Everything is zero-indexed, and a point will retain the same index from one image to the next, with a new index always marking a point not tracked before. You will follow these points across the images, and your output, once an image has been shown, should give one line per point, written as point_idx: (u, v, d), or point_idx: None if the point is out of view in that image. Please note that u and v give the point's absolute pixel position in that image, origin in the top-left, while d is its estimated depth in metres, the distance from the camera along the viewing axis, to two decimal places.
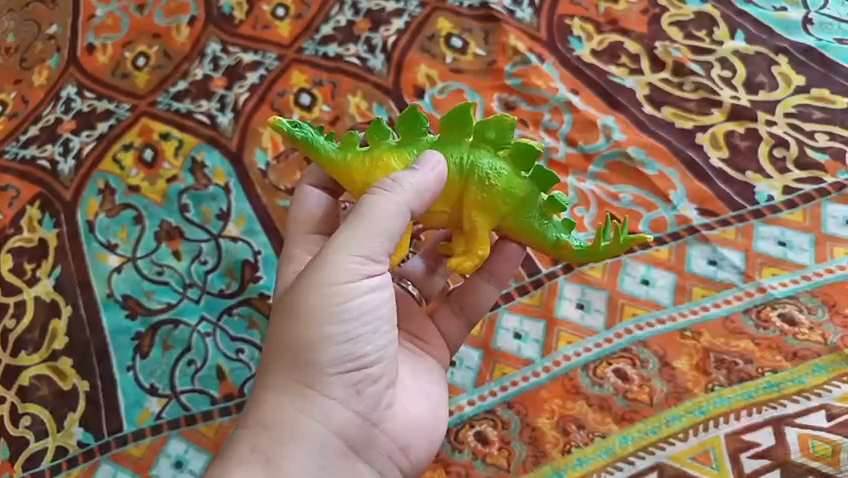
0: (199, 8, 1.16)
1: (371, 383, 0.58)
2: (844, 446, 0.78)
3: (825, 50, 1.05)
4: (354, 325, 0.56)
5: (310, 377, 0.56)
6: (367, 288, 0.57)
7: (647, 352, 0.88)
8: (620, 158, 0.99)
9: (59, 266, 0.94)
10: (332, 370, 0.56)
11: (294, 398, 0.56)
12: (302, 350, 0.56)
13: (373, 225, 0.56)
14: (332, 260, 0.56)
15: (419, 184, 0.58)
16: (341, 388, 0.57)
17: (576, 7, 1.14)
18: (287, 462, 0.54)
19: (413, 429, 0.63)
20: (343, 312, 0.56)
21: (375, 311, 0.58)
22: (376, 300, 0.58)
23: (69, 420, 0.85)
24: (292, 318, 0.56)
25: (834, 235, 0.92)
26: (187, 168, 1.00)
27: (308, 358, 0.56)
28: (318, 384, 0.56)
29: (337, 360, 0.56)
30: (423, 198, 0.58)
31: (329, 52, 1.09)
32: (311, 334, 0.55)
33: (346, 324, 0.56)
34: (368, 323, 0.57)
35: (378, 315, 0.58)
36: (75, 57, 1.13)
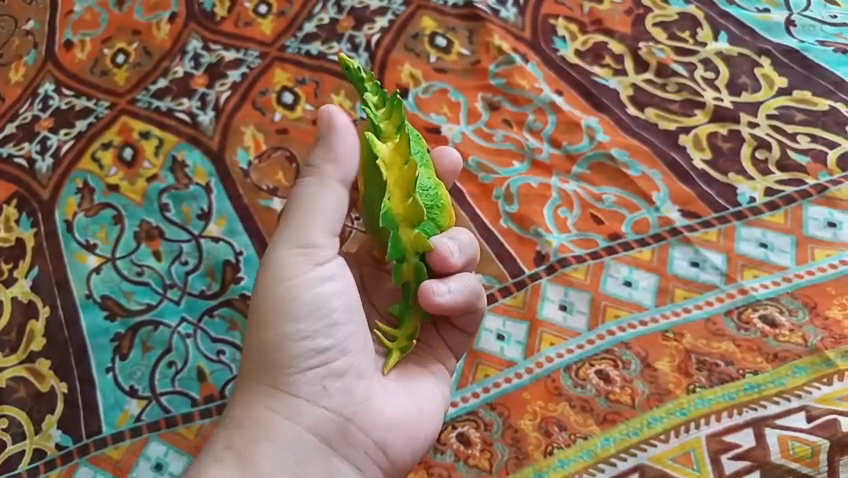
0: (180, 3, 1.14)
1: (337, 374, 0.58)
2: (823, 447, 0.78)
3: (807, 52, 1.06)
4: (311, 320, 0.58)
5: (274, 376, 0.58)
6: (315, 278, 0.58)
7: (629, 354, 0.87)
8: (603, 159, 1.00)
9: (36, 266, 0.93)
10: (294, 366, 0.57)
11: (264, 398, 0.57)
12: (265, 350, 0.58)
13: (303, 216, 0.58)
14: (278, 259, 0.58)
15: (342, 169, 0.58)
16: (308, 384, 0.57)
17: (559, 6, 1.14)
18: (261, 459, 0.55)
19: (396, 426, 0.60)
20: (296, 305, 0.58)
21: (332, 302, 0.59)
22: (332, 292, 0.59)
23: (47, 422, 0.83)
24: (253, 324, 0.59)
25: (815, 236, 0.92)
26: (168, 167, 0.99)
27: (270, 356, 0.58)
28: (284, 383, 0.57)
29: (299, 355, 0.57)
30: (345, 170, 0.58)
31: (312, 51, 1.08)
32: (267, 332, 0.58)
33: (302, 320, 0.58)
34: (328, 317, 0.58)
35: (335, 307, 0.59)
36: (53, 53, 1.11)
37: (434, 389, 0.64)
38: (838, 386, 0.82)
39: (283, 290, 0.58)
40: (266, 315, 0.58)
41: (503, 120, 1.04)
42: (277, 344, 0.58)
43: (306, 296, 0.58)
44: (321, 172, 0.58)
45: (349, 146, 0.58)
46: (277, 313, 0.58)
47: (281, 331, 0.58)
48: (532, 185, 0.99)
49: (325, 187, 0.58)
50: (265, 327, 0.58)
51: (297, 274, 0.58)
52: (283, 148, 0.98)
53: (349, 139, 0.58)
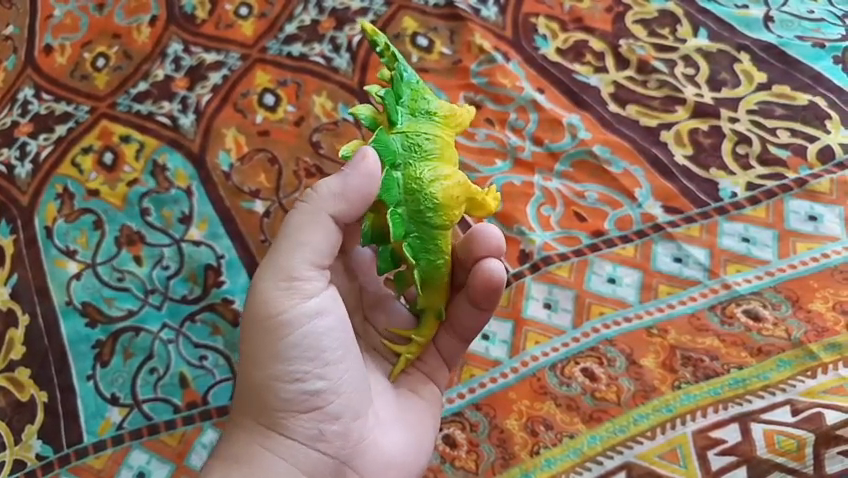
0: (160, 6, 1.13)
1: (332, 416, 0.57)
2: (808, 441, 0.78)
3: (786, 47, 1.06)
4: (301, 364, 0.56)
5: (267, 417, 0.57)
6: (306, 317, 0.56)
7: (615, 351, 0.87)
8: (584, 157, 1.00)
9: (16, 273, 0.91)
10: (286, 409, 0.56)
11: (259, 436, 0.57)
12: (257, 393, 0.56)
13: (293, 244, 0.56)
14: (262, 295, 0.56)
15: (344, 187, 0.54)
16: (301, 425, 0.57)
17: (539, 5, 1.14)
18: None
19: (389, 460, 0.61)
20: (283, 347, 0.56)
21: (322, 342, 0.56)
22: (325, 331, 0.57)
23: (27, 432, 0.82)
24: (246, 361, 0.57)
25: (796, 230, 0.92)
26: (148, 171, 0.97)
27: (263, 396, 0.57)
28: (279, 421, 0.57)
29: (288, 398, 0.56)
30: (351, 204, 0.54)
31: (294, 52, 1.06)
32: (260, 374, 0.56)
33: (293, 363, 0.56)
34: (322, 357, 0.57)
35: (329, 347, 0.57)
36: (32, 58, 1.09)
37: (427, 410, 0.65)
38: (823, 379, 0.82)
39: (271, 332, 0.56)
40: (255, 357, 0.56)
41: (484, 119, 1.04)
42: (269, 389, 0.56)
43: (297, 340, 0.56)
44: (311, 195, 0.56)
45: (366, 187, 0.54)
46: (267, 356, 0.56)
47: (272, 375, 0.56)
48: (515, 183, 0.99)
49: (318, 213, 0.56)
50: (256, 371, 0.56)
51: (288, 316, 0.56)
52: (266, 150, 0.98)
53: (358, 177, 0.53)
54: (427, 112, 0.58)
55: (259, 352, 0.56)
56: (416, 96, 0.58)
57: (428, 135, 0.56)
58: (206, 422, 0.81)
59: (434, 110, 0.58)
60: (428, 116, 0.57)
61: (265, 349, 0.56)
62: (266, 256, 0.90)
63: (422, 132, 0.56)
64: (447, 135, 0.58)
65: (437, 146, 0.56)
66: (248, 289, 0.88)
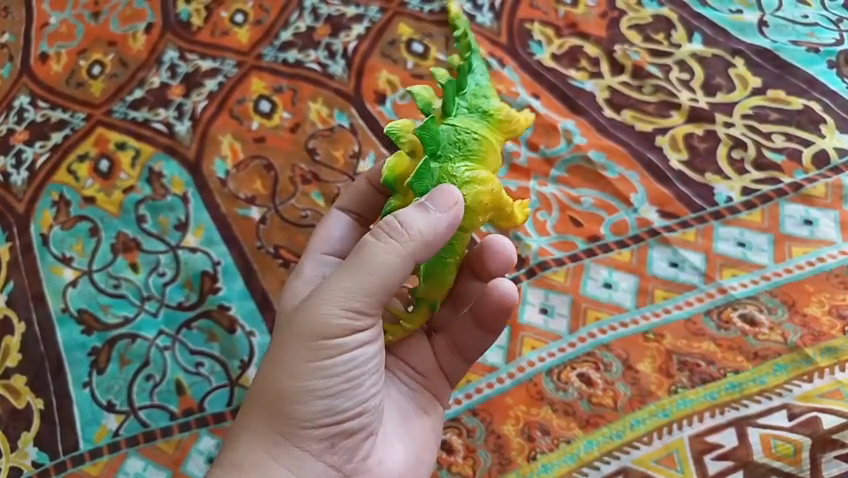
0: (156, 14, 1.13)
1: (347, 434, 0.57)
2: (805, 445, 0.78)
3: (780, 51, 1.06)
4: (336, 384, 0.54)
5: (285, 426, 0.54)
6: (355, 344, 0.54)
7: (611, 356, 0.87)
8: (580, 162, 1.00)
9: (12, 280, 0.92)
10: (309, 424, 0.54)
11: (269, 441, 0.55)
12: (283, 403, 0.54)
13: (371, 278, 0.52)
14: (314, 313, 0.53)
15: (427, 230, 0.52)
16: (318, 440, 0.55)
17: (534, 10, 1.14)
18: None
19: None
20: (324, 367, 0.54)
21: (362, 366, 0.55)
22: (366, 356, 0.55)
23: (23, 439, 0.83)
24: (274, 368, 0.54)
25: (791, 234, 0.92)
26: (144, 178, 0.97)
27: (286, 407, 0.54)
28: (294, 434, 0.55)
29: (316, 414, 0.54)
30: (432, 247, 0.53)
31: (289, 59, 1.06)
32: (293, 385, 0.54)
33: (330, 381, 0.54)
34: (355, 379, 0.55)
35: (363, 371, 0.56)
36: (28, 66, 1.10)
37: (429, 434, 0.67)
38: (820, 383, 0.82)
39: (317, 349, 0.53)
40: (293, 367, 0.54)
41: None
42: (295, 402, 0.54)
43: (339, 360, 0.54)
44: (400, 233, 0.52)
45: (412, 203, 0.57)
46: (303, 370, 0.53)
47: (306, 390, 0.54)
48: (511, 189, 0.98)
49: (402, 255, 0.52)
50: (289, 380, 0.54)
51: (338, 338, 0.53)
52: (261, 157, 0.98)
53: (444, 220, 0.52)
54: (483, 110, 0.58)
55: (297, 363, 0.53)
56: (476, 96, 0.58)
57: (475, 134, 0.56)
58: (202, 428, 0.82)
59: (490, 110, 0.58)
60: (481, 115, 0.57)
61: (305, 364, 0.53)
62: (263, 262, 0.90)
63: (470, 128, 0.56)
64: (495, 140, 0.58)
65: (478, 147, 0.56)
66: (244, 295, 0.88)
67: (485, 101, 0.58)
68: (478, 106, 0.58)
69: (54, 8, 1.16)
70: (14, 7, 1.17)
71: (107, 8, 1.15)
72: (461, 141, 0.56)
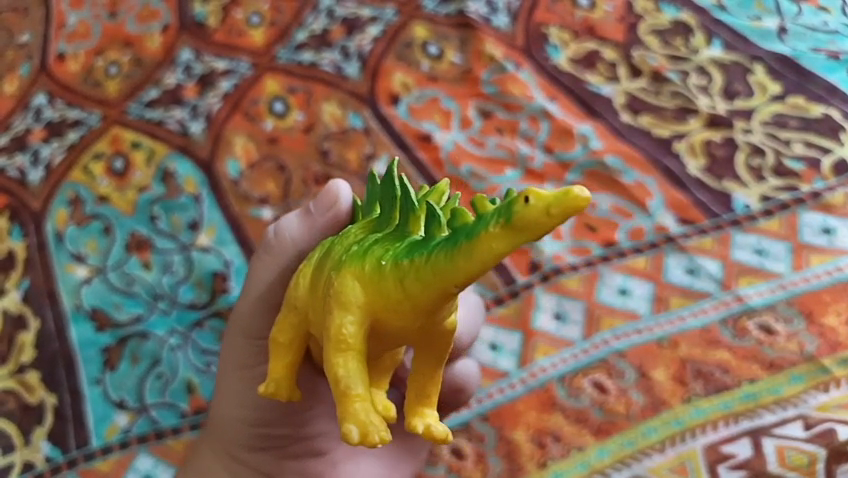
0: (172, 14, 1.13)
1: (290, 454, 0.73)
2: (820, 457, 0.79)
3: (800, 59, 1.04)
4: (257, 419, 0.69)
5: (233, 448, 0.72)
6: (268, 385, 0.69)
7: (624, 363, 0.87)
8: (596, 167, 0.97)
9: (27, 277, 0.91)
10: (245, 444, 0.72)
11: (226, 453, 0.73)
12: (224, 428, 0.71)
13: (257, 281, 0.67)
14: (239, 352, 0.69)
15: (294, 233, 0.66)
16: (259, 456, 0.73)
17: (550, 14, 1.11)
18: None
19: None
20: (243, 405, 0.69)
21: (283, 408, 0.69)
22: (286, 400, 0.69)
23: (35, 434, 0.83)
24: (222, 398, 0.71)
25: (810, 243, 0.91)
26: (158, 178, 0.97)
27: (226, 430, 0.72)
28: (240, 453, 0.73)
29: (247, 438, 0.71)
30: (297, 254, 0.65)
31: (304, 61, 1.06)
32: (228, 415, 0.71)
33: (251, 417, 0.69)
34: (280, 416, 0.70)
35: (286, 411, 0.69)
36: (47, 65, 1.11)
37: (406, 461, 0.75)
38: (837, 393, 0.82)
39: (239, 387, 0.69)
40: (227, 401, 0.70)
41: (495, 128, 1.00)
42: (233, 429, 0.71)
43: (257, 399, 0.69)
44: (273, 241, 0.67)
45: (315, 230, 0.65)
46: (234, 404, 0.70)
47: (234, 421, 0.70)
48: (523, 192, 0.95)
49: (277, 260, 0.66)
50: (226, 412, 0.71)
51: (251, 374, 0.69)
52: (274, 159, 0.98)
53: (312, 223, 0.65)
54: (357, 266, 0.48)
55: (229, 398, 0.70)
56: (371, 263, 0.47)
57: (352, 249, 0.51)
58: None
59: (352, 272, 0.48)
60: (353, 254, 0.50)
61: (232, 399, 0.70)
62: None
63: (355, 252, 0.50)
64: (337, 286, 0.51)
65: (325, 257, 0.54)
66: None
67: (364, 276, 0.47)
68: (368, 263, 0.48)
69: (73, 9, 1.17)
70: (33, 8, 1.19)
71: (124, 9, 1.16)
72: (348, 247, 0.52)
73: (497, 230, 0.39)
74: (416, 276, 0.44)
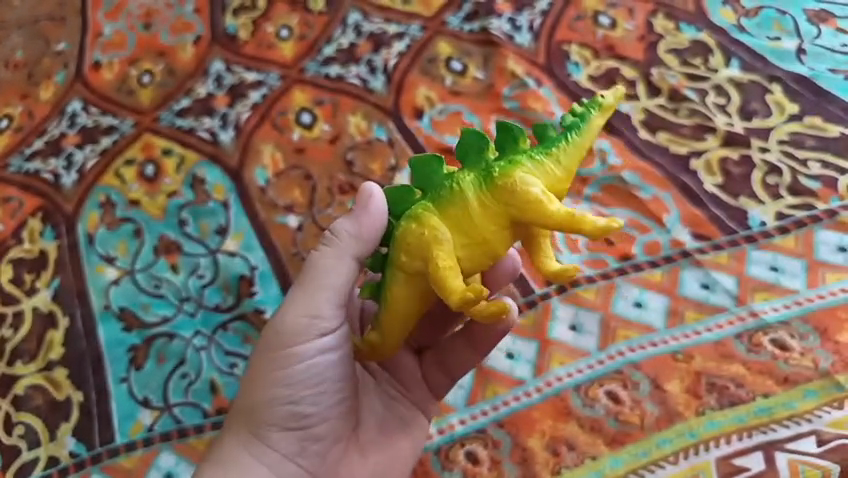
0: (205, 27, 1.19)
1: (314, 437, 0.64)
2: (833, 471, 0.77)
3: (818, 79, 1.07)
4: (297, 391, 0.62)
5: (262, 430, 0.63)
6: (316, 353, 0.62)
7: (639, 374, 0.86)
8: (614, 182, 1.00)
9: (58, 277, 0.96)
10: (274, 424, 0.63)
11: (245, 442, 0.63)
12: (253, 407, 0.62)
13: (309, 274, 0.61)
14: (286, 322, 0.61)
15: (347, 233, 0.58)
16: (287, 442, 0.63)
17: (572, 32, 1.15)
18: None
19: None
20: (286, 376, 0.62)
21: (325, 373, 0.63)
22: (330, 364, 0.63)
23: (61, 430, 0.85)
24: (250, 379, 0.63)
25: (825, 261, 0.92)
26: (187, 184, 1.02)
27: (254, 410, 0.63)
28: (267, 434, 0.63)
29: (281, 418, 0.62)
30: (366, 248, 0.58)
31: (331, 73, 1.12)
32: (260, 392, 0.62)
33: (291, 388, 0.62)
34: (320, 386, 0.63)
35: (326, 377, 0.63)
36: (82, 73, 1.16)
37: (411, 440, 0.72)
38: None
39: (279, 357, 0.61)
40: (258, 379, 0.62)
41: None
42: (269, 405, 0.62)
43: (306, 371, 0.62)
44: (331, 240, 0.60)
45: (370, 227, 0.57)
46: (272, 377, 0.62)
47: (269, 397, 0.62)
48: None
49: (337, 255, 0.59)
50: (258, 389, 0.62)
51: (298, 341, 0.61)
52: (301, 168, 1.03)
53: (359, 219, 0.57)
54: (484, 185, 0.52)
55: (260, 374, 0.62)
56: (507, 161, 0.53)
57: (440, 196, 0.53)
58: None
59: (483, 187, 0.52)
60: (450, 189, 0.53)
61: (267, 373, 0.62)
62: (298, 269, 0.94)
63: (453, 190, 0.53)
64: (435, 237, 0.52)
65: (409, 216, 0.54)
66: (280, 300, 0.92)
67: (484, 186, 0.52)
68: (479, 180, 0.53)
69: (108, 19, 1.23)
70: (71, 17, 1.24)
71: (158, 20, 1.21)
72: (425, 206, 0.54)
73: (599, 112, 0.55)
74: (551, 159, 0.53)
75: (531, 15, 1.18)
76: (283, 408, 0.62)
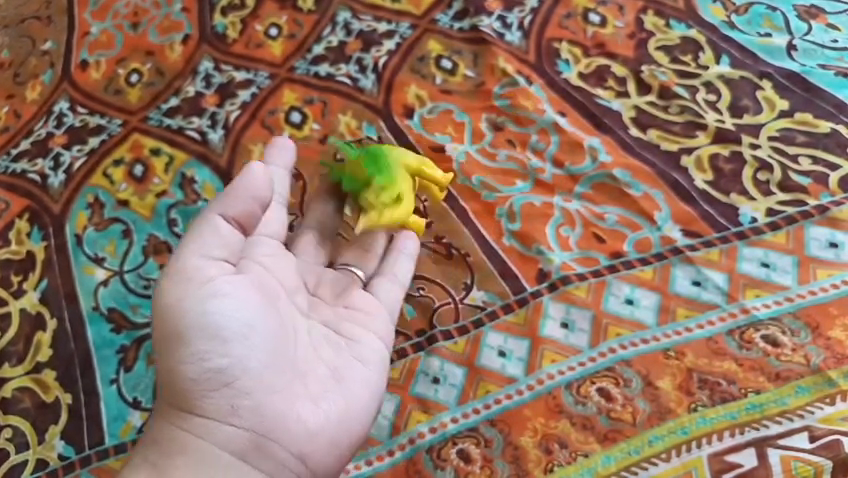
0: (193, 26, 1.19)
1: (238, 389, 0.60)
2: (827, 468, 0.76)
3: (809, 75, 1.07)
4: (200, 344, 0.60)
5: (184, 399, 0.60)
6: (204, 296, 0.60)
7: (631, 372, 0.85)
8: (605, 180, 1.00)
9: (46, 279, 0.96)
10: (192, 387, 0.60)
11: (174, 419, 0.61)
12: (169, 379, 0.61)
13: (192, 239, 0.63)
14: (177, 279, 0.61)
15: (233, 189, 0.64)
16: (214, 405, 0.60)
17: (562, 30, 1.15)
18: (172, 471, 0.59)
19: (312, 437, 0.62)
20: (181, 332, 0.60)
21: (220, 319, 0.60)
22: (226, 309, 0.60)
23: (50, 433, 0.85)
24: (160, 352, 0.61)
25: (817, 257, 0.91)
26: (176, 183, 1.02)
27: (171, 382, 0.61)
28: (189, 401, 0.60)
29: (196, 378, 0.60)
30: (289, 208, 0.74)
31: (321, 72, 1.13)
32: (167, 360, 0.61)
33: (193, 343, 0.60)
34: (220, 333, 0.60)
35: (228, 324, 0.60)
36: (69, 73, 1.16)
37: (368, 384, 0.67)
38: (841, 405, 0.80)
39: (170, 315, 0.60)
40: (163, 345, 0.61)
41: (506, 140, 1.05)
42: (178, 367, 0.60)
43: (198, 319, 0.60)
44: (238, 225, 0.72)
45: (260, 191, 0.64)
46: (170, 339, 0.60)
47: (174, 360, 0.60)
48: (535, 204, 0.99)
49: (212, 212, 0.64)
50: (166, 355, 0.61)
51: (185, 292, 0.60)
52: (291, 168, 1.03)
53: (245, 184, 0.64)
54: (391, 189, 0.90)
55: (162, 339, 0.61)
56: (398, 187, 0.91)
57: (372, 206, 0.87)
58: None
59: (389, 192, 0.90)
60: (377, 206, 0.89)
61: (165, 337, 0.61)
62: None
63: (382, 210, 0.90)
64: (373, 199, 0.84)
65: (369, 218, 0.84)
66: None
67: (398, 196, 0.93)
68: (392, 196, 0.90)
69: (95, 19, 1.22)
70: (56, 16, 1.25)
71: (146, 19, 1.21)
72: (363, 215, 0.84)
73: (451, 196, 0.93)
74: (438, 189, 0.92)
75: (522, 13, 1.18)
76: (191, 363, 0.60)
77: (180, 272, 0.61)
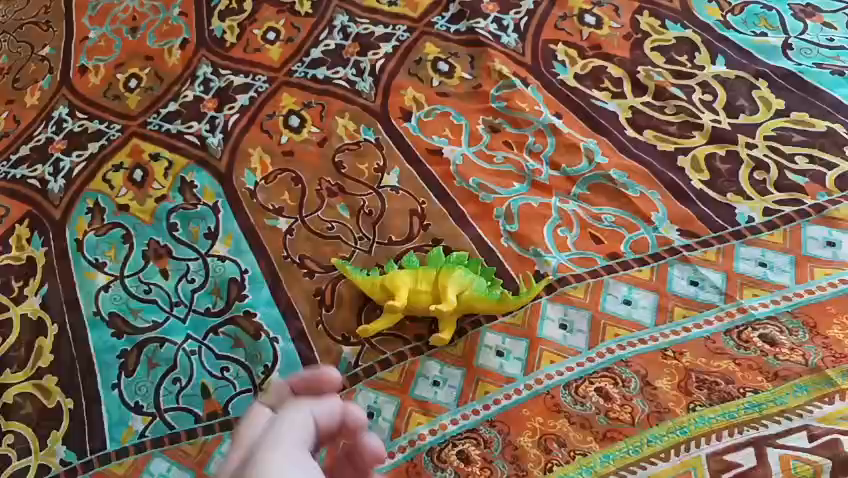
0: (191, 31, 1.21)
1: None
2: (826, 467, 0.72)
3: (805, 74, 1.07)
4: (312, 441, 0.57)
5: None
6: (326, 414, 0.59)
7: (629, 372, 0.83)
8: (602, 181, 1.00)
9: (46, 284, 0.96)
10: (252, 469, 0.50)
11: None
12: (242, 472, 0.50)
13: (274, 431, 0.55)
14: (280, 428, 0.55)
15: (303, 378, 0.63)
16: None
17: (559, 32, 1.17)
18: None
19: None
20: (300, 425, 0.56)
21: (329, 424, 0.59)
22: (329, 418, 0.59)
23: (51, 438, 0.84)
24: (276, 456, 0.50)
25: (814, 256, 0.90)
26: (176, 188, 1.04)
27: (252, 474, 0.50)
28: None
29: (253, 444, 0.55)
30: None
31: (318, 75, 1.15)
32: (279, 456, 0.51)
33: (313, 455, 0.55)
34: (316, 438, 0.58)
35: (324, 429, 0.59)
36: (68, 78, 1.18)
37: None
38: (840, 405, 0.77)
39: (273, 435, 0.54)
40: (279, 447, 0.52)
41: (503, 142, 1.06)
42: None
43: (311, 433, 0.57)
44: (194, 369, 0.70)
45: (321, 385, 0.63)
46: (275, 453, 0.51)
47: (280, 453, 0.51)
48: (532, 205, 0.99)
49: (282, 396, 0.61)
50: (270, 455, 0.51)
51: (284, 413, 0.58)
52: (289, 171, 1.04)
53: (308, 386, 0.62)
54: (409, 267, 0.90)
55: (271, 442, 0.53)
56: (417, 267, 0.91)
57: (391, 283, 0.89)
58: (225, 432, 0.83)
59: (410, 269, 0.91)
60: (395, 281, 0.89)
61: (283, 440, 0.53)
62: (288, 271, 0.95)
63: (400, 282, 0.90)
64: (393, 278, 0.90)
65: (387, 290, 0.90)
66: (269, 302, 0.93)
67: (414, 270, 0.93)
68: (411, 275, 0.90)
69: (94, 23, 1.25)
70: (55, 21, 1.28)
71: (145, 24, 1.23)
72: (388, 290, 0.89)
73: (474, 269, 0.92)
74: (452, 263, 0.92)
75: (518, 15, 1.20)
76: (296, 431, 0.55)
77: (303, 407, 0.59)
